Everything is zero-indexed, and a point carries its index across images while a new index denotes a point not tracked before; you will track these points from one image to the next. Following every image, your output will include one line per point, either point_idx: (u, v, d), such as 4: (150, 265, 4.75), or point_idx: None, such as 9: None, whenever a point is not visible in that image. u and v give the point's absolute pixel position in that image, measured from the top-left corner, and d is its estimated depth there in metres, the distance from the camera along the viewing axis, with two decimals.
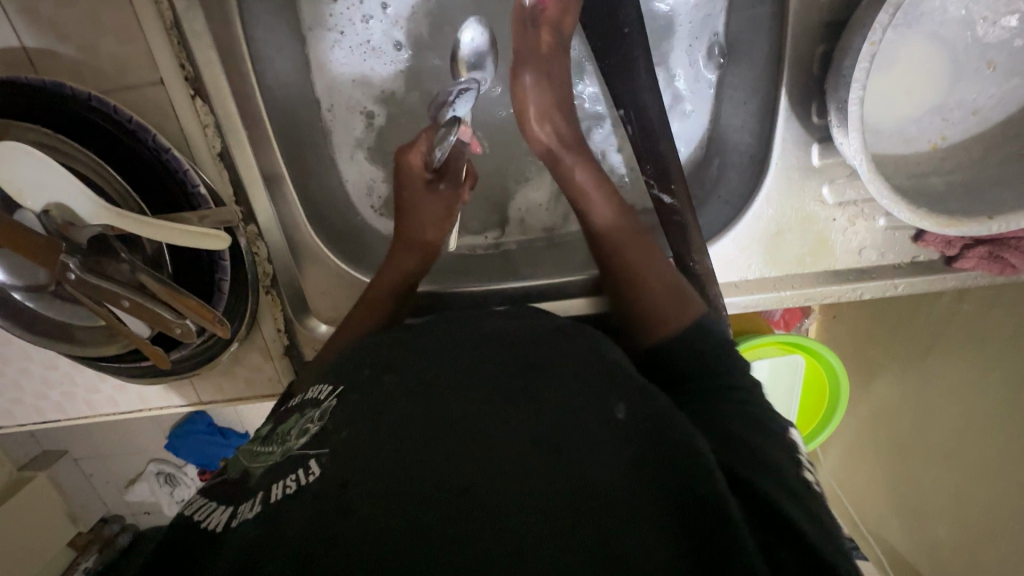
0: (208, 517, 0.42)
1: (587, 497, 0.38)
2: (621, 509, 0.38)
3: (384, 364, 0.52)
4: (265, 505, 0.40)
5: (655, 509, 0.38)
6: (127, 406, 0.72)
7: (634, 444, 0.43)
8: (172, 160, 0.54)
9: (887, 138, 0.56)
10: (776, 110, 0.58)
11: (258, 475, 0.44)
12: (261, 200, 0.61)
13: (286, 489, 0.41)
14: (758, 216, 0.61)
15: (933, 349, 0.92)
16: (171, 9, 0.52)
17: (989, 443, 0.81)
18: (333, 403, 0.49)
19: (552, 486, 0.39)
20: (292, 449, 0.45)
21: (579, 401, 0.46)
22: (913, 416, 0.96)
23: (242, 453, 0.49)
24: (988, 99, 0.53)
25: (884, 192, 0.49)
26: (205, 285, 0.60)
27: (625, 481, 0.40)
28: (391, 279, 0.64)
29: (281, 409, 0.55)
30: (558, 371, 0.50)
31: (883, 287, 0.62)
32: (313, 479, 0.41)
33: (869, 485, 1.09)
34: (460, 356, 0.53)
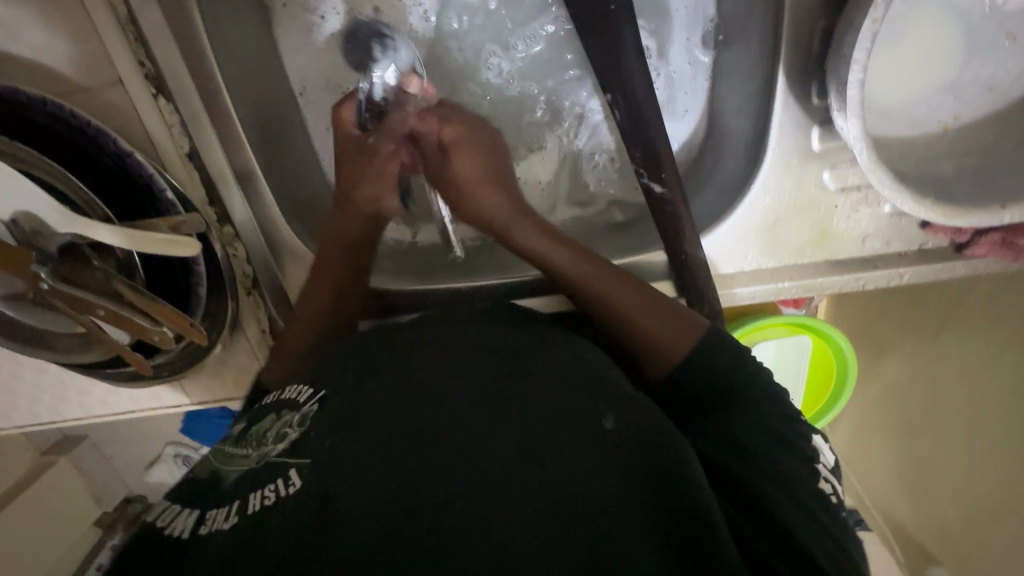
0: (174, 521, 0.39)
1: (574, 504, 0.36)
2: (608, 517, 0.36)
3: (369, 367, 0.51)
4: (241, 516, 0.38)
5: (643, 514, 0.36)
6: (121, 407, 0.72)
7: (624, 452, 0.40)
8: (136, 165, 0.52)
9: (894, 119, 0.51)
10: (772, 92, 0.53)
11: (231, 481, 0.42)
12: (235, 200, 0.59)
13: (263, 501, 0.38)
14: (754, 205, 0.58)
15: (944, 329, 0.89)
16: (124, 3, 0.49)
17: (999, 421, 0.78)
18: (314, 408, 0.47)
19: (540, 491, 0.37)
20: (270, 456, 0.43)
21: (565, 404, 0.44)
22: (925, 396, 0.93)
23: (215, 455, 0.47)
24: (1006, 74, 0.49)
25: (886, 182, 0.46)
26: (182, 290, 0.59)
27: (612, 491, 0.37)
28: (354, 234, 0.63)
29: (256, 407, 0.53)
30: (543, 376, 0.48)
31: (888, 276, 0.59)
32: (291, 491, 0.38)
33: (878, 466, 1.07)
34: (440, 355, 0.51)
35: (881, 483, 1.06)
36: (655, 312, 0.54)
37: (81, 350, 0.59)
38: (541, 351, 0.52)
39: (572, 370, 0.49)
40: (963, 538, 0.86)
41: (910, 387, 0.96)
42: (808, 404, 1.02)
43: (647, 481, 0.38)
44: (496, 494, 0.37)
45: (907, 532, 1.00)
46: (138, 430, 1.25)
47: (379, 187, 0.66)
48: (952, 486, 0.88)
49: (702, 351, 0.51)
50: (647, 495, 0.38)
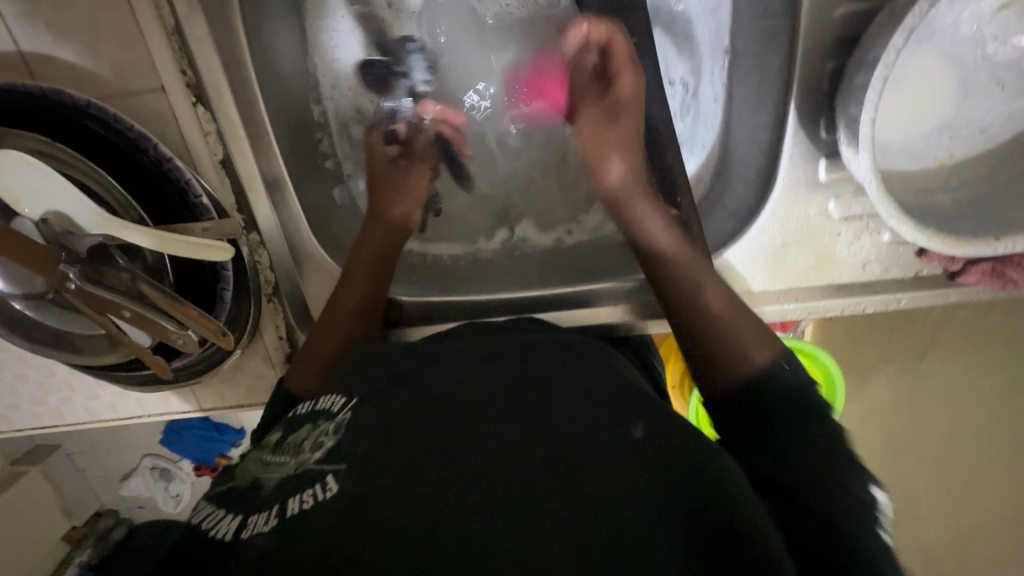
0: (216, 525, 0.39)
1: (616, 520, 0.36)
2: (643, 532, 0.35)
3: (392, 375, 0.51)
4: (280, 520, 0.37)
5: (679, 529, 0.36)
6: (126, 412, 0.71)
7: (651, 462, 0.41)
8: (174, 170, 0.53)
9: (895, 155, 0.55)
10: (783, 125, 0.57)
11: (272, 487, 0.41)
12: (263, 208, 0.60)
13: (302, 505, 0.38)
14: (763, 229, 0.61)
15: (929, 354, 0.92)
16: (174, 15, 0.51)
17: (985, 443, 0.83)
18: (349, 416, 0.46)
19: (578, 505, 0.37)
20: (308, 463, 0.42)
21: (589, 412, 0.45)
22: (909, 420, 0.96)
23: (252, 462, 0.46)
24: (996, 117, 0.53)
25: (891, 211, 0.49)
26: (209, 293, 0.59)
27: (649, 496, 0.38)
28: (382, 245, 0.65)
29: (289, 416, 0.52)
30: (569, 381, 0.49)
31: (886, 300, 0.63)
32: (330, 495, 0.38)
33: None
34: (470, 361, 0.52)
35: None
36: (748, 327, 0.53)
37: (99, 352, 0.59)
38: (555, 358, 0.53)
39: (594, 376, 0.51)
40: (948, 557, 0.91)
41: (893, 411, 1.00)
42: None
43: (688, 492, 0.39)
44: (540, 504, 0.37)
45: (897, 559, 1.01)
46: (117, 443, 1.21)
47: (400, 211, 0.68)
48: (937, 505, 0.92)
49: (782, 368, 0.49)
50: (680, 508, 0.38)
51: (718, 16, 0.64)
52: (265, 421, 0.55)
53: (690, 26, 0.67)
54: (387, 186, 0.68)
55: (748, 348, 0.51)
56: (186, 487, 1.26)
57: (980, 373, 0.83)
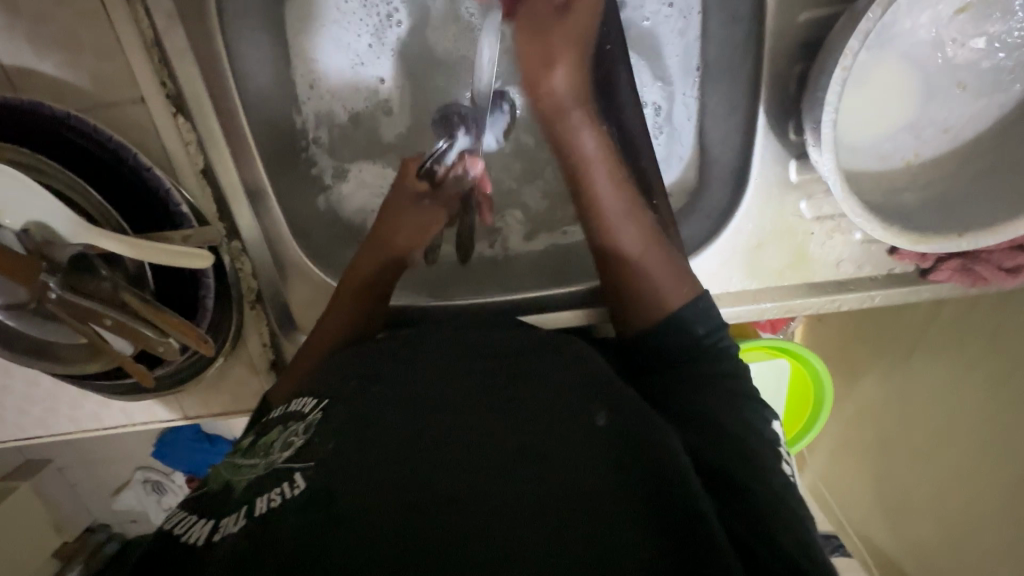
0: (189, 530, 0.40)
1: (573, 503, 0.38)
2: (601, 514, 0.38)
3: (369, 376, 0.51)
4: (249, 519, 0.38)
5: (632, 508, 0.39)
6: (112, 421, 0.72)
7: (612, 451, 0.43)
8: (153, 180, 0.54)
9: (863, 155, 0.57)
10: (754, 128, 0.59)
11: (242, 489, 0.42)
12: (244, 216, 0.61)
13: (270, 503, 0.39)
14: (738, 230, 0.62)
15: (915, 351, 0.94)
16: (152, 27, 0.52)
17: (971, 440, 0.82)
18: (319, 415, 0.47)
19: (538, 490, 0.39)
20: (277, 463, 0.43)
21: (556, 406, 0.47)
22: (898, 417, 0.97)
23: (224, 466, 0.47)
24: (959, 118, 0.55)
25: (857, 210, 0.50)
26: (190, 301, 0.60)
27: (609, 486, 0.40)
28: (380, 270, 0.67)
29: (263, 420, 0.53)
30: (541, 378, 0.51)
31: (861, 299, 0.64)
32: (298, 492, 0.39)
33: (856, 485, 1.10)
34: (450, 363, 0.53)
35: (859, 505, 1.09)
36: (659, 263, 0.58)
37: (82, 360, 0.59)
38: (528, 352, 0.55)
39: (563, 370, 0.52)
40: (938, 557, 0.90)
41: (883, 409, 1.01)
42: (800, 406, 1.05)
43: (643, 483, 0.41)
44: (509, 499, 0.38)
45: (890, 558, 1.01)
46: (109, 456, 1.21)
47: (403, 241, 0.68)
48: (926, 505, 0.92)
49: (688, 308, 0.56)
50: (637, 493, 0.40)
51: (688, 36, 0.66)
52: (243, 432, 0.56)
53: (658, 40, 0.67)
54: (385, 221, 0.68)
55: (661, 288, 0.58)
56: (179, 499, 1.25)
57: (962, 371, 0.84)
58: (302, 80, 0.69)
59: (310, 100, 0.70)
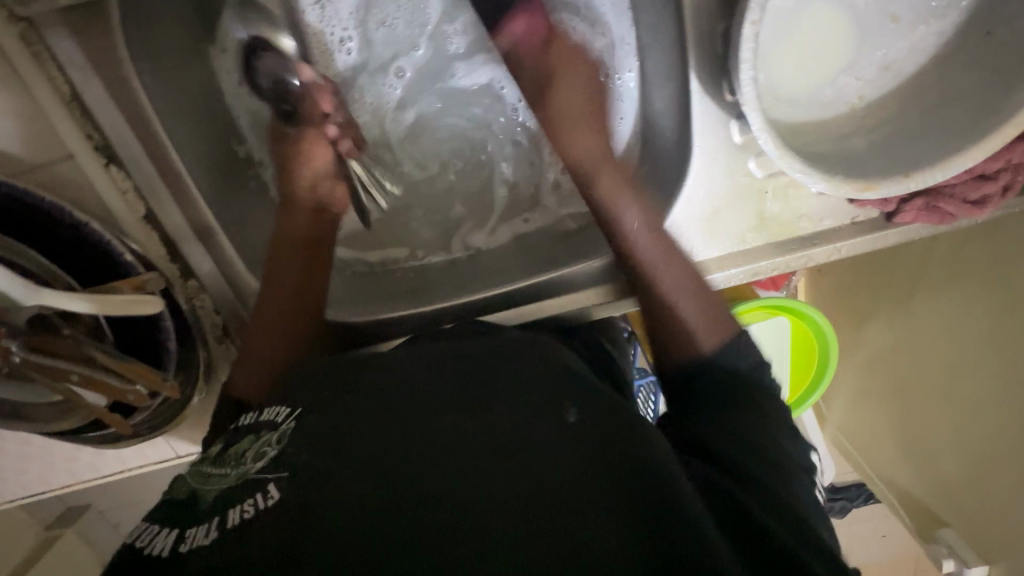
0: (152, 542, 0.40)
1: (549, 500, 0.39)
2: (583, 509, 0.38)
3: (354, 384, 0.51)
4: (222, 530, 0.39)
5: (618, 503, 0.39)
6: (108, 469, 0.73)
7: (596, 445, 0.43)
8: (94, 234, 0.54)
9: (804, 106, 0.55)
10: (688, 92, 0.57)
11: (210, 500, 0.42)
12: (197, 255, 0.62)
13: (241, 516, 0.39)
14: (690, 200, 0.60)
15: (916, 291, 0.92)
16: (68, 83, 0.53)
17: (982, 373, 0.80)
18: (293, 425, 0.46)
19: (518, 488, 0.40)
20: (249, 473, 0.43)
21: (535, 403, 0.47)
22: (905, 359, 0.95)
23: (191, 476, 0.47)
24: (899, 52, 0.52)
25: (794, 165, 0.48)
26: (153, 348, 0.60)
27: (586, 481, 0.40)
28: (303, 229, 0.67)
29: (232, 429, 0.52)
30: (518, 372, 0.50)
31: (829, 251, 0.62)
32: (272, 502, 0.39)
33: (870, 440, 1.07)
34: (436, 361, 0.53)
35: (869, 450, 1.06)
36: (705, 306, 0.61)
37: (59, 420, 0.61)
38: (507, 351, 0.54)
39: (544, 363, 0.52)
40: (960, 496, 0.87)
41: (892, 354, 0.98)
42: (803, 366, 1.07)
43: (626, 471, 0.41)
44: (490, 498, 0.39)
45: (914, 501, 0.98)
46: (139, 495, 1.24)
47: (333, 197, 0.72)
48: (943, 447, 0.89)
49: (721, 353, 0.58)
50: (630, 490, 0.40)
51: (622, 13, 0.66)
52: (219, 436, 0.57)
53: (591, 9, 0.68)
54: (303, 161, 0.69)
55: (705, 327, 0.60)
56: None
57: (970, 309, 0.82)
58: (228, 76, 0.68)
59: (236, 95, 0.69)
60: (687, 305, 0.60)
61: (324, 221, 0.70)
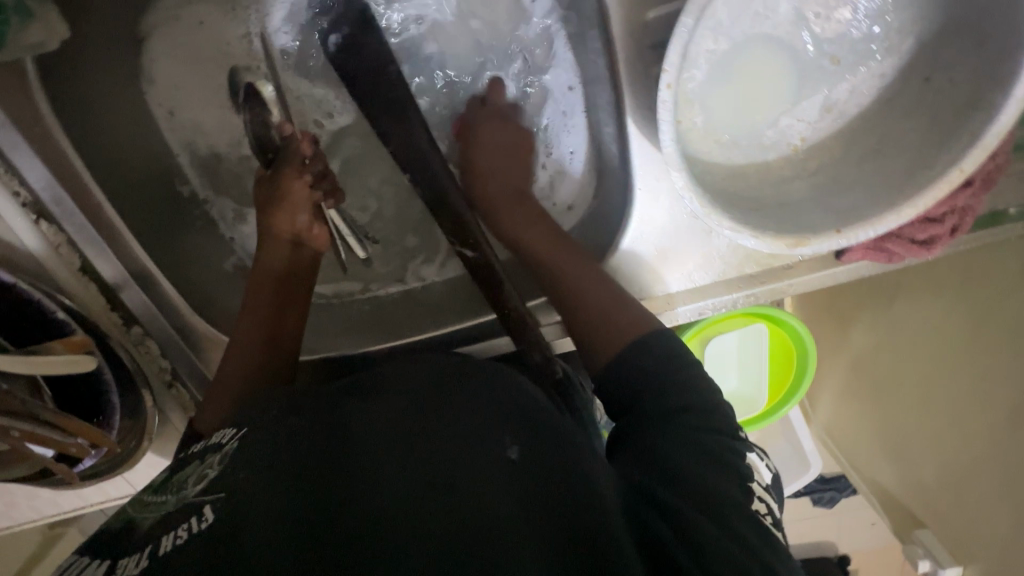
0: None
1: (486, 527, 0.37)
2: (518, 537, 0.37)
3: (294, 406, 0.49)
4: (152, 559, 0.36)
5: (553, 534, 0.38)
6: (70, 505, 0.74)
7: (537, 474, 0.42)
8: (23, 293, 0.53)
9: (743, 149, 0.53)
10: (626, 135, 0.55)
11: (146, 527, 0.40)
12: (138, 304, 0.61)
13: (175, 541, 0.37)
14: (633, 241, 0.60)
15: (898, 296, 0.90)
16: None
17: (968, 366, 0.78)
18: (235, 445, 0.44)
19: (452, 513, 0.38)
20: (187, 496, 0.41)
21: (480, 427, 0.45)
22: (885, 362, 0.92)
23: (132, 503, 0.45)
24: (841, 94, 0.50)
25: (723, 223, 0.47)
26: (97, 398, 0.60)
27: (522, 509, 0.39)
28: (289, 265, 0.64)
29: (182, 455, 0.49)
30: (463, 396, 0.49)
31: (778, 289, 0.61)
32: (206, 526, 0.37)
33: (857, 442, 1.03)
34: (382, 386, 0.51)
35: (859, 452, 1.03)
36: (605, 301, 0.56)
37: (3, 468, 0.61)
38: (456, 375, 0.53)
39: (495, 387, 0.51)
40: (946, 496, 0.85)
41: (874, 359, 0.95)
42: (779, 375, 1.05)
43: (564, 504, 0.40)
44: (425, 521, 0.37)
45: (902, 504, 0.96)
46: None
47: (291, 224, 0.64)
48: (927, 447, 0.86)
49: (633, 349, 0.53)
50: (563, 521, 0.39)
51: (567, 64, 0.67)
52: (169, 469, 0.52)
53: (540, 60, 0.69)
54: (280, 203, 0.63)
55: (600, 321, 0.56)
56: None
57: (947, 308, 0.81)
58: (159, 107, 0.68)
59: (171, 128, 0.68)
60: (589, 296, 0.57)
61: (303, 257, 0.65)
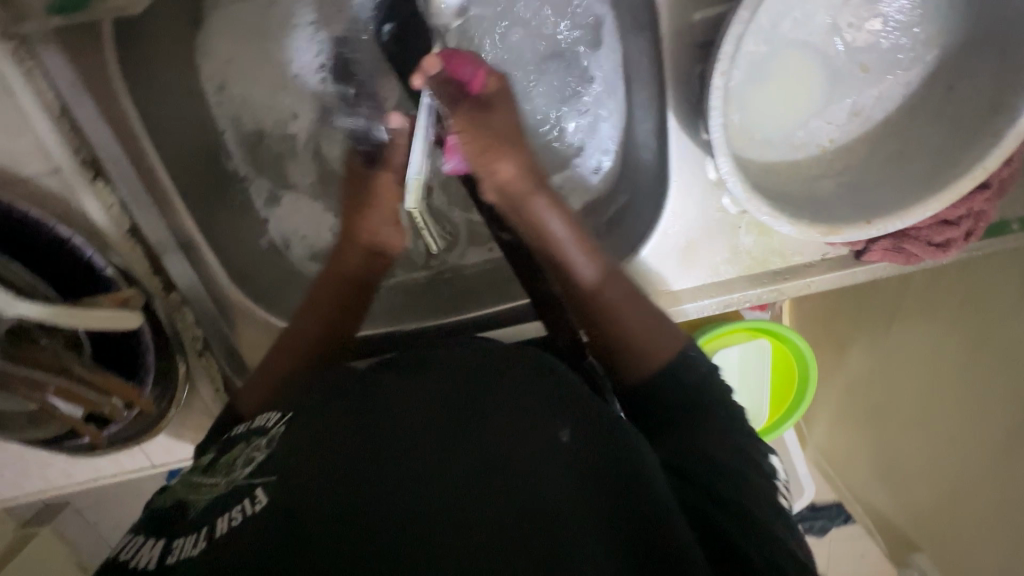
0: (137, 554, 0.39)
1: (534, 514, 0.37)
2: (566, 524, 0.36)
3: (331, 391, 0.48)
4: (207, 542, 0.36)
5: (601, 520, 0.38)
6: (83, 477, 0.73)
7: (582, 458, 0.42)
8: (75, 247, 0.55)
9: (777, 147, 0.56)
10: (666, 129, 0.59)
11: (199, 508, 0.41)
12: (179, 269, 0.62)
13: (229, 522, 0.37)
14: (666, 232, 0.62)
15: (895, 321, 0.92)
16: (57, 98, 0.53)
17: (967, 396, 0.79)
18: (282, 430, 0.45)
19: (498, 500, 0.37)
20: (238, 479, 0.41)
21: (520, 411, 0.44)
22: (886, 382, 0.94)
23: (180, 486, 0.46)
24: (868, 100, 0.54)
25: (762, 208, 0.50)
26: (133, 360, 0.61)
27: (571, 492, 0.39)
28: (353, 269, 0.62)
29: (223, 438, 0.51)
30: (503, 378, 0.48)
31: (800, 286, 0.64)
32: (259, 508, 0.37)
33: (853, 455, 1.06)
34: (414, 366, 0.50)
35: (854, 468, 1.06)
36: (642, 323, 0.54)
37: (29, 428, 0.61)
38: (494, 356, 0.52)
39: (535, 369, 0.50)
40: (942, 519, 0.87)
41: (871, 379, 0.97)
42: (782, 391, 1.06)
43: (613, 484, 0.40)
44: (469, 508, 0.37)
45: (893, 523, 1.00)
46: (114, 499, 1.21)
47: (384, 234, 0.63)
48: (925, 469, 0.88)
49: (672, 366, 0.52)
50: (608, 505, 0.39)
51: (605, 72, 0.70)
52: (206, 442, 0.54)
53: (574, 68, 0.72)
54: (370, 204, 0.62)
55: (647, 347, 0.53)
56: None
57: (948, 334, 0.81)
58: (208, 82, 0.68)
59: (219, 102, 0.69)
60: (627, 322, 0.54)
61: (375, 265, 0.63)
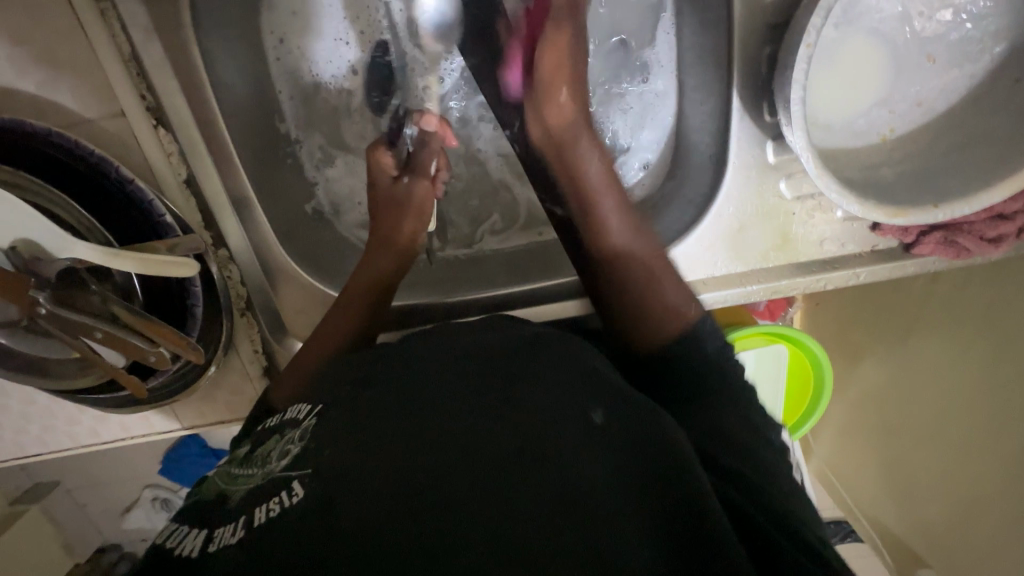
0: (181, 542, 0.37)
1: (574, 501, 0.36)
2: (603, 511, 0.36)
3: (364, 380, 0.48)
4: (248, 529, 0.36)
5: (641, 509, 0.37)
6: (109, 436, 0.72)
7: (623, 446, 0.41)
8: (137, 190, 0.55)
9: (839, 133, 0.57)
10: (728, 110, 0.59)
11: (237, 500, 0.40)
12: (230, 225, 0.62)
13: (268, 513, 0.36)
14: (719, 215, 0.62)
15: (911, 333, 0.91)
16: (129, 41, 0.53)
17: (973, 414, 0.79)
18: (314, 422, 0.44)
19: (537, 488, 0.37)
20: (273, 471, 0.41)
21: (558, 396, 0.44)
22: (901, 396, 0.93)
23: (219, 477, 0.45)
24: (931, 91, 0.55)
25: (832, 185, 0.50)
26: (178, 312, 0.61)
27: (612, 483, 0.38)
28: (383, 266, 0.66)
29: (259, 429, 0.50)
30: (543, 364, 0.47)
31: (848, 276, 0.64)
32: (298, 500, 0.37)
33: (858, 463, 1.06)
34: (449, 352, 0.50)
35: (860, 483, 1.06)
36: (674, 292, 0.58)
37: (69, 377, 0.60)
38: (531, 343, 0.51)
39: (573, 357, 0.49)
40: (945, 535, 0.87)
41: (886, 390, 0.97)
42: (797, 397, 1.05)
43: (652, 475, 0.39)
44: (507, 494, 0.36)
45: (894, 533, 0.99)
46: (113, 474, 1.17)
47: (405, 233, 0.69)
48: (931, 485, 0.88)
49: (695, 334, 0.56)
50: (649, 493, 0.38)
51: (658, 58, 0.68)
52: (244, 435, 0.55)
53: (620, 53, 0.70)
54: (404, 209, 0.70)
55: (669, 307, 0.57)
56: None
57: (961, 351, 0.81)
58: (270, 32, 0.67)
59: (277, 52, 0.68)
60: (657, 288, 0.58)
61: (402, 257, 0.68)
